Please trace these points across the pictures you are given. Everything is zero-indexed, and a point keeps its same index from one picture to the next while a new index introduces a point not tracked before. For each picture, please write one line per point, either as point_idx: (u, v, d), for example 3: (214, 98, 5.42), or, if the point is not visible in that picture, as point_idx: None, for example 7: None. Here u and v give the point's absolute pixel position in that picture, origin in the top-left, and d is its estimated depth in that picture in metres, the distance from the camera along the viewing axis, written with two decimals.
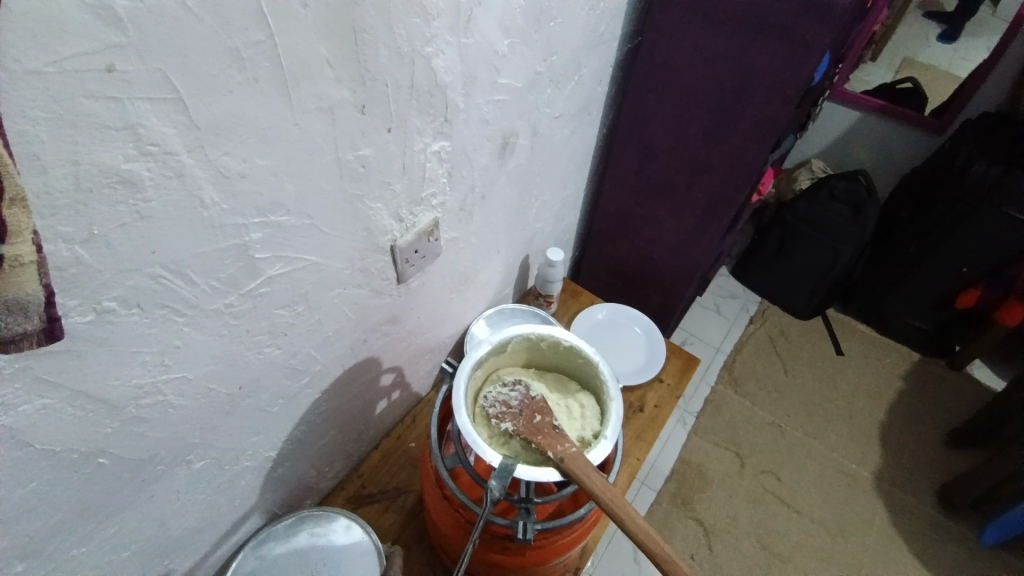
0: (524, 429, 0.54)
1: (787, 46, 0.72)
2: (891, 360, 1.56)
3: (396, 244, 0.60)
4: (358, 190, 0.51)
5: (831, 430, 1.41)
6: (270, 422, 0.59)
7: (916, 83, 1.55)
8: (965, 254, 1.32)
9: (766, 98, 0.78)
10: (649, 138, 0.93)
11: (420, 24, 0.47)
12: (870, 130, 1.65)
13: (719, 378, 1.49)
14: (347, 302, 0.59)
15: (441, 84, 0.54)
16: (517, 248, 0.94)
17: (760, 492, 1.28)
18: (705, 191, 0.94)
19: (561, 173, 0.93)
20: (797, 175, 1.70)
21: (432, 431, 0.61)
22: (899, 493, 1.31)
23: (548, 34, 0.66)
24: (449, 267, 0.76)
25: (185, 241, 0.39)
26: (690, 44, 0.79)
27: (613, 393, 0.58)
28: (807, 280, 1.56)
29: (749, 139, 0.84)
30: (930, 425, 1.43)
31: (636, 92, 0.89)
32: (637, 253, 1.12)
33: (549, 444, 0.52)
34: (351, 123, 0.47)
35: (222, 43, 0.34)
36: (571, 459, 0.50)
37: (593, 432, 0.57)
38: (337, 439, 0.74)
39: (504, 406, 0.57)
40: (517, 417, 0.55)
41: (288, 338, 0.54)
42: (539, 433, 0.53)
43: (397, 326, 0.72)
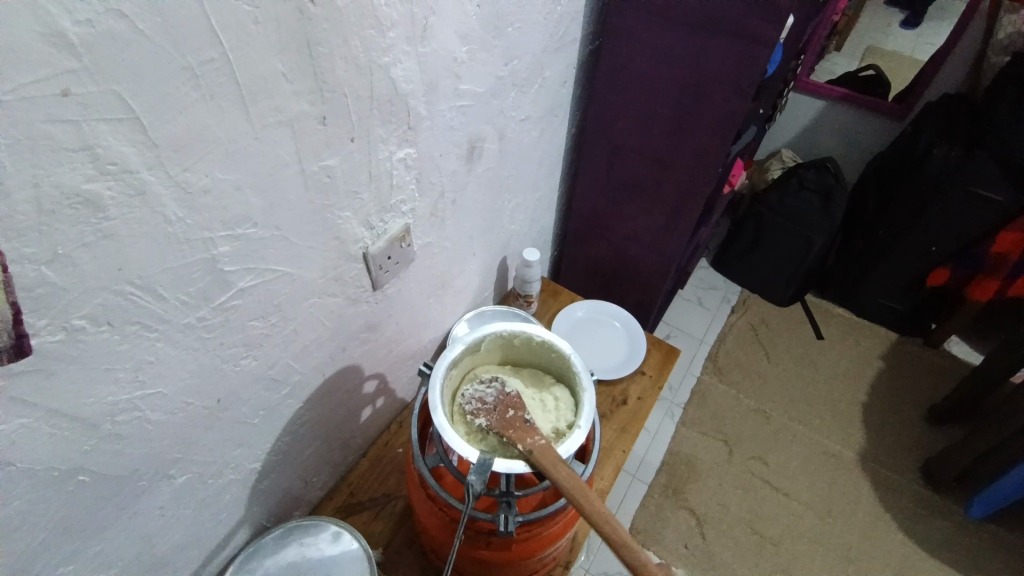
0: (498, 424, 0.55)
1: (739, 42, 0.75)
2: (870, 341, 1.59)
3: (369, 252, 0.62)
4: (326, 200, 0.53)
5: (816, 413, 1.43)
6: (252, 434, 0.60)
7: (878, 71, 1.61)
8: (932, 235, 1.36)
9: (722, 94, 0.81)
10: (615, 138, 0.96)
11: (376, 35, 0.48)
12: (836, 118, 1.69)
13: (704, 369, 1.51)
14: (323, 311, 0.60)
15: (402, 93, 0.55)
16: (493, 251, 0.95)
17: (750, 478, 1.30)
18: (673, 186, 0.97)
19: (532, 175, 0.94)
20: (769, 167, 1.74)
21: (413, 431, 0.62)
22: (885, 470, 1.34)
23: (507, 40, 0.68)
24: (425, 272, 0.77)
25: (152, 257, 0.40)
26: (648, 45, 0.82)
27: (585, 384, 0.60)
28: (784, 268, 1.59)
29: (710, 134, 0.86)
30: (911, 402, 1.47)
31: (600, 94, 0.92)
32: (613, 251, 1.14)
33: (520, 437, 0.53)
34: (314, 134, 0.48)
35: (177, 64, 0.35)
36: (540, 453, 0.51)
37: (568, 423, 0.59)
38: (323, 448, 0.74)
39: (480, 403, 0.58)
40: (491, 412, 0.56)
41: (265, 349, 0.55)
42: (511, 427, 0.54)
43: (376, 332, 0.73)
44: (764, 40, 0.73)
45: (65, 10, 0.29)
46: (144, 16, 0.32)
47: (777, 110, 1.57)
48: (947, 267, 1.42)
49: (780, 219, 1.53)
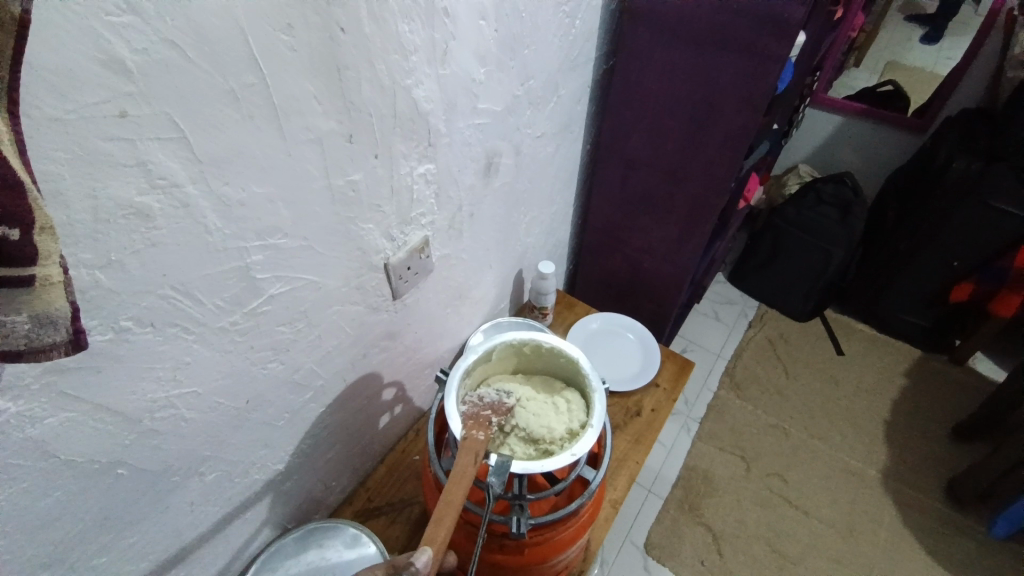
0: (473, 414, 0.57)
1: (748, 60, 0.77)
2: (893, 357, 1.56)
3: (389, 262, 0.64)
4: (350, 213, 0.56)
5: (837, 430, 1.41)
6: (277, 436, 0.62)
7: (897, 86, 1.61)
8: (954, 249, 1.35)
9: (733, 110, 0.83)
10: (629, 153, 0.98)
11: (399, 59, 0.52)
12: (854, 133, 1.69)
13: (720, 384, 1.50)
14: (346, 318, 0.63)
15: (423, 112, 0.58)
16: (509, 263, 0.98)
17: (768, 495, 1.28)
18: (687, 200, 0.98)
19: (547, 189, 0.97)
20: (785, 181, 1.74)
21: (427, 436, 0.63)
22: (908, 489, 1.30)
23: (522, 61, 0.71)
24: (443, 283, 0.80)
25: (193, 264, 0.43)
26: (659, 64, 0.84)
27: (594, 386, 0.62)
28: (802, 283, 1.58)
29: (722, 148, 0.88)
30: (936, 420, 1.43)
31: (613, 111, 0.94)
32: (628, 264, 1.15)
33: (472, 426, 0.55)
34: (340, 150, 0.51)
35: (221, 87, 0.39)
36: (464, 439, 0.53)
37: (581, 423, 0.61)
38: (343, 453, 0.77)
39: (478, 400, 0.61)
40: (478, 406, 0.59)
41: (291, 353, 0.58)
42: (476, 419, 0.57)
43: (395, 341, 0.75)
44: (773, 58, 0.74)
45: (126, 41, 0.33)
46: (194, 45, 0.36)
47: (794, 126, 1.57)
48: (970, 282, 1.39)
49: (797, 234, 1.53)
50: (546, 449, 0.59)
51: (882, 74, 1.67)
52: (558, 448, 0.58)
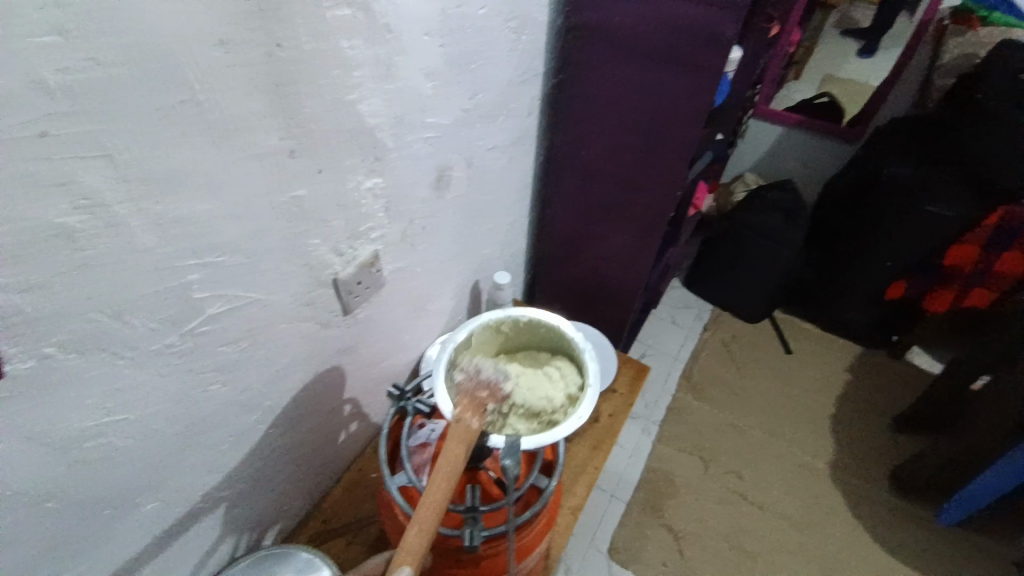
0: (469, 387, 0.52)
1: (689, 74, 0.81)
2: (838, 354, 1.64)
3: (339, 277, 0.63)
4: (297, 229, 0.55)
5: (789, 426, 1.47)
6: (224, 459, 0.61)
7: (832, 98, 1.70)
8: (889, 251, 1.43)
9: (678, 121, 0.86)
10: (581, 164, 1.00)
11: (342, 74, 0.51)
12: (794, 143, 1.79)
13: (679, 386, 1.54)
14: (296, 335, 0.62)
15: (369, 126, 0.58)
16: (465, 276, 0.98)
17: (726, 492, 1.32)
18: (638, 208, 1.01)
19: (503, 201, 0.98)
20: (734, 189, 1.82)
21: (380, 449, 0.62)
22: (855, 480, 1.37)
23: (471, 75, 0.72)
24: (398, 297, 0.79)
25: (128, 285, 0.42)
26: (606, 78, 0.87)
27: (585, 350, 0.64)
28: (753, 286, 1.65)
29: (669, 158, 0.91)
30: (878, 413, 1.51)
31: (566, 123, 0.96)
32: (585, 272, 1.17)
33: (468, 409, 0.49)
34: (284, 167, 0.50)
35: (151, 104, 0.38)
36: (455, 425, 0.49)
37: (578, 386, 0.62)
38: (297, 474, 0.75)
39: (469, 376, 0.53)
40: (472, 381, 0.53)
41: (237, 374, 0.57)
42: (472, 395, 0.51)
43: (350, 357, 0.74)
44: (712, 72, 0.79)
45: (45, 59, 0.32)
46: (121, 64, 0.35)
47: (738, 136, 1.65)
48: (904, 281, 1.47)
49: (745, 239, 1.60)
50: (548, 420, 0.59)
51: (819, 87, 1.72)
52: (561, 416, 0.59)
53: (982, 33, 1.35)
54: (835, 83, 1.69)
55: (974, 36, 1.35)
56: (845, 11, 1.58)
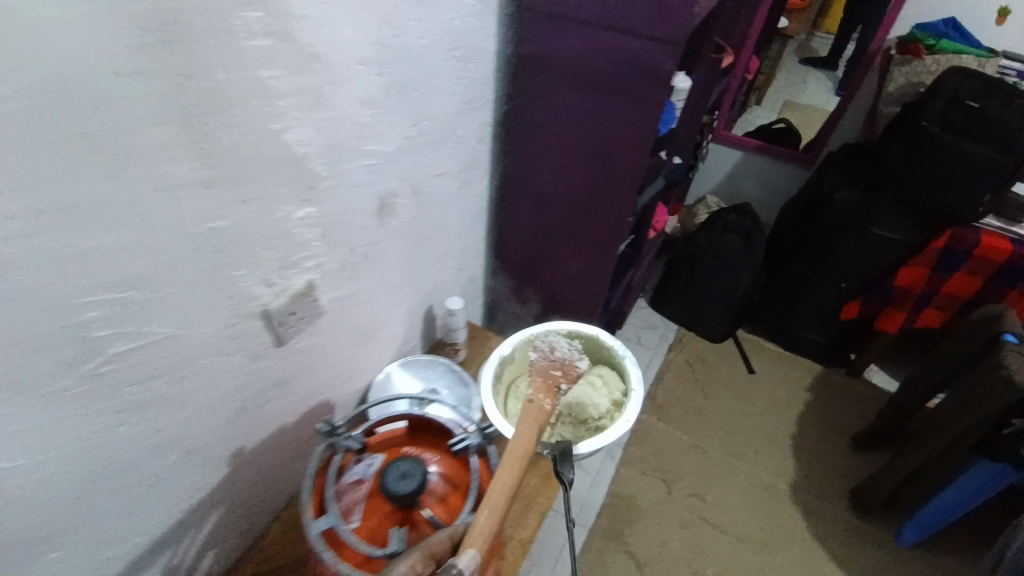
0: (542, 369, 0.93)
1: (633, 104, 0.82)
2: (798, 374, 1.66)
3: (268, 309, 0.61)
4: (217, 260, 0.53)
5: (751, 447, 1.47)
6: (139, 502, 0.57)
7: (788, 124, 1.74)
8: (842, 271, 1.47)
9: (625, 149, 0.87)
10: (534, 188, 1.00)
11: (263, 104, 0.50)
12: (753, 166, 1.83)
13: (643, 408, 1.54)
14: (220, 369, 0.59)
15: (298, 155, 0.56)
16: (417, 301, 0.97)
17: (689, 516, 1.31)
18: (591, 233, 1.01)
19: (456, 226, 0.98)
20: (696, 211, 1.86)
21: (302, 495, 0.61)
22: (816, 500, 1.37)
23: (413, 102, 0.72)
24: (341, 325, 0.77)
25: (14, 324, 0.40)
26: (554, 105, 0.87)
27: (628, 364, 1.06)
28: (714, 306, 1.66)
29: (619, 184, 0.92)
30: (838, 432, 1.53)
31: (516, 148, 0.97)
32: (543, 295, 1.17)
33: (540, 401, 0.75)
34: (199, 198, 0.49)
35: (37, 136, 0.36)
36: (532, 410, 0.72)
37: (620, 390, 1.06)
38: (229, 512, 0.71)
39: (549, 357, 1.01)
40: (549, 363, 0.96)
41: (151, 412, 0.54)
42: (546, 378, 0.87)
43: (287, 389, 0.72)
44: (654, 102, 0.80)
45: None
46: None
47: (699, 160, 1.68)
48: (857, 301, 1.50)
49: (706, 260, 1.63)
50: (593, 420, 1.04)
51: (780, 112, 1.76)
52: (606, 415, 1.04)
53: (928, 61, 1.36)
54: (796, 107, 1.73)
55: (919, 65, 1.36)
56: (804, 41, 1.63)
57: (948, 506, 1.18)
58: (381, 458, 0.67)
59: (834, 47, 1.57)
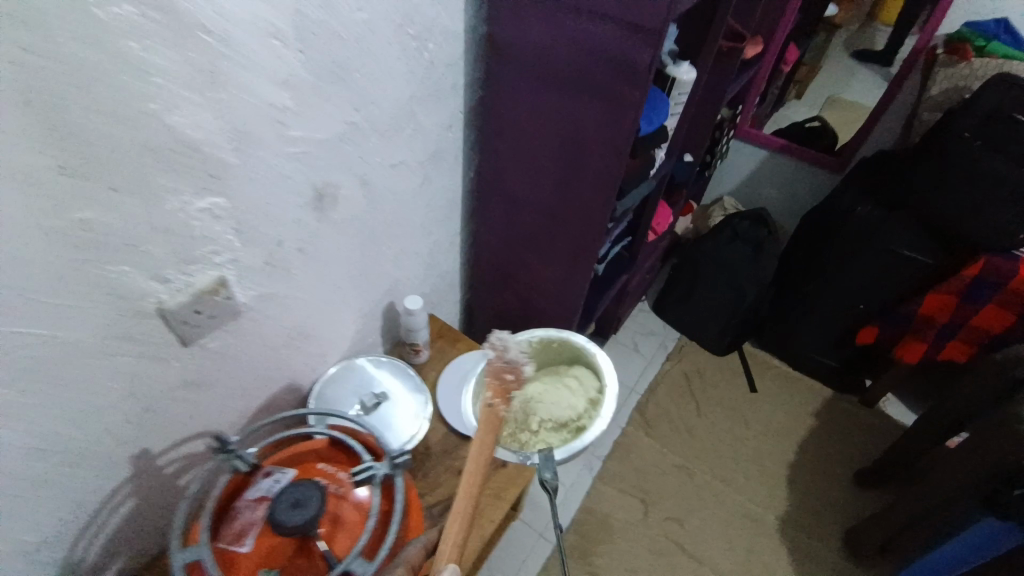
0: (495, 373, 0.67)
1: (608, 104, 0.72)
2: (804, 396, 1.54)
3: (164, 308, 0.56)
4: (90, 255, 0.47)
5: (741, 472, 1.37)
6: (15, 506, 0.53)
7: (823, 122, 1.59)
8: (860, 292, 1.34)
9: (599, 151, 0.78)
10: (507, 187, 0.92)
11: (133, 81, 0.44)
12: (777, 168, 1.68)
13: (630, 420, 1.45)
14: (108, 370, 0.55)
15: (189, 141, 0.50)
16: (372, 299, 0.90)
17: (663, 542, 1.24)
18: (565, 240, 0.93)
19: (419, 221, 0.90)
20: (711, 212, 1.73)
21: (177, 522, 0.54)
22: (806, 537, 1.27)
23: (355, 86, 0.64)
24: (271, 324, 0.71)
25: None
26: (525, 99, 0.79)
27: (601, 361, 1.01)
28: (717, 318, 1.55)
29: (593, 192, 0.83)
30: (841, 464, 1.41)
31: (487, 142, 0.89)
32: (518, 299, 1.09)
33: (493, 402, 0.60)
34: (56, 188, 0.43)
35: None
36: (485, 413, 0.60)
37: (595, 387, 1.02)
38: (138, 512, 0.68)
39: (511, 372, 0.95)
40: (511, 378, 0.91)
41: (21, 418, 0.49)
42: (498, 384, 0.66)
43: (202, 390, 0.67)
44: (630, 102, 0.70)
45: None
46: None
47: (715, 159, 1.55)
48: (875, 326, 1.37)
49: (712, 268, 1.51)
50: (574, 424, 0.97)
51: (820, 108, 1.58)
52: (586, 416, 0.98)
53: (976, 64, 1.21)
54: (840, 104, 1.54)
55: (965, 68, 1.23)
56: (854, 34, 1.43)
57: (951, 559, 1.04)
58: (293, 472, 0.61)
59: (889, 43, 1.39)
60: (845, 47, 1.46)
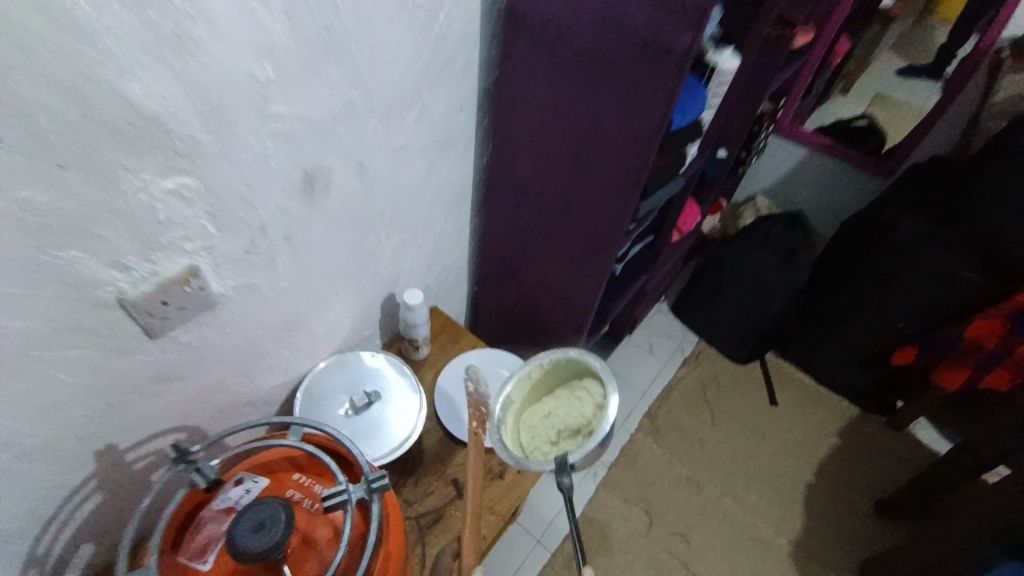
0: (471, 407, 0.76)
1: (632, 91, 0.64)
2: (828, 414, 1.45)
3: (125, 298, 0.50)
4: (36, 240, 0.42)
5: (754, 490, 1.29)
6: None
7: (871, 121, 1.44)
8: (899, 310, 1.24)
9: (622, 145, 0.70)
10: (518, 178, 0.85)
11: (79, 44, 0.38)
12: (817, 168, 1.56)
13: (639, 427, 1.38)
14: (64, 364, 0.50)
15: (148, 114, 0.44)
16: (369, 291, 0.84)
17: (666, 559, 1.17)
18: (577, 239, 0.85)
19: (423, 209, 0.84)
20: (742, 212, 1.62)
21: (123, 542, 0.49)
22: (820, 566, 1.20)
23: (349, 59, 0.57)
24: (253, 316, 0.66)
25: None
26: (541, 82, 0.71)
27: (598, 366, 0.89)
28: (739, 326, 1.46)
29: (611, 189, 0.75)
30: (863, 490, 1.32)
31: (500, 127, 0.81)
32: (526, 298, 1.02)
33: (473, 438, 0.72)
34: None
35: None
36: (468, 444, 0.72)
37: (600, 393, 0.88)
38: (103, 509, 0.64)
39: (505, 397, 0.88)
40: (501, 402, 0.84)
41: None
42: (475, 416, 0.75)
43: (175, 384, 0.62)
44: (659, 90, 0.62)
45: None
46: None
47: (751, 155, 1.44)
48: (913, 347, 1.27)
49: (738, 273, 1.41)
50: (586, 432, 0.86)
51: (869, 105, 1.44)
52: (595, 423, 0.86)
53: None
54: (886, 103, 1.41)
55: None
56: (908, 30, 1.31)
57: None
58: (264, 483, 0.56)
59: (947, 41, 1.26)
60: (894, 46, 1.34)
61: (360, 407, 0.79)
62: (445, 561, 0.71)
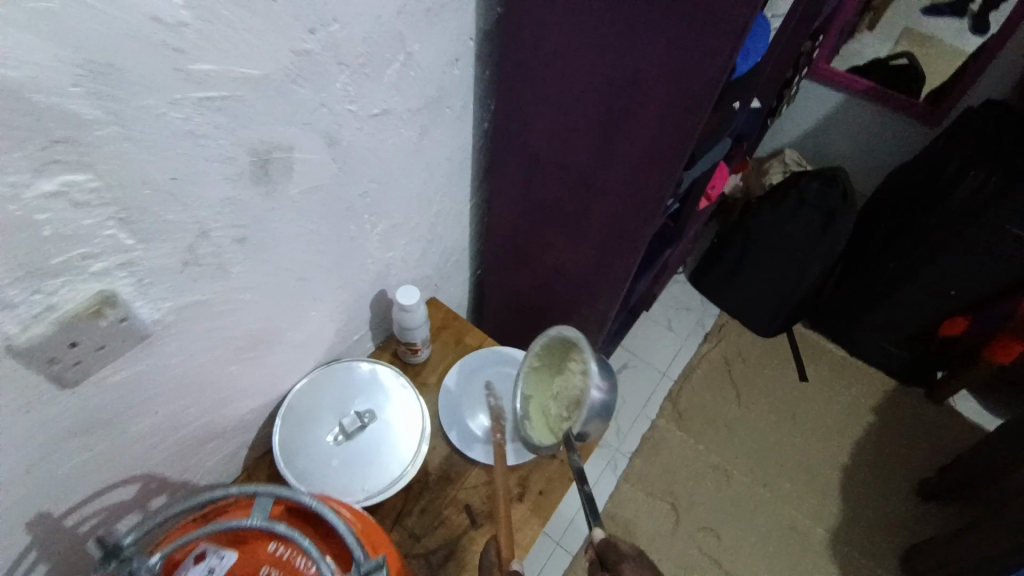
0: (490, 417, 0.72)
1: (687, 26, 0.49)
2: (863, 388, 1.34)
3: (16, 345, 0.37)
4: None
5: (787, 476, 1.21)
6: None
7: (913, 61, 1.29)
8: (952, 277, 1.11)
9: (666, 102, 0.55)
10: (530, 144, 0.69)
11: None
12: (854, 116, 1.39)
13: (661, 411, 1.28)
14: None
15: None
16: (356, 289, 0.70)
17: (695, 556, 1.10)
18: (604, 218, 0.71)
19: (416, 189, 0.69)
20: (768, 168, 1.46)
21: None
22: (859, 555, 1.13)
23: None
24: (211, 340, 0.52)
25: None
26: (562, 17, 0.55)
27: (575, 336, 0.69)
28: (769, 297, 1.33)
29: (649, 156, 0.60)
30: (903, 470, 1.23)
31: (507, 82, 0.66)
32: (539, 285, 0.88)
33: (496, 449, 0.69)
34: None
35: None
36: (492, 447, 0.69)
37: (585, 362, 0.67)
38: None
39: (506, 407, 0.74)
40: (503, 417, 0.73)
41: None
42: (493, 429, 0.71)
43: (116, 430, 0.49)
44: (726, 23, 0.47)
45: None
46: None
47: (783, 103, 1.26)
48: (966, 318, 1.16)
49: (769, 239, 1.27)
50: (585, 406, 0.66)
51: (897, 44, 1.31)
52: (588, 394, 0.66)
53: None
54: (914, 40, 1.29)
55: None
56: None
57: None
58: (234, 557, 0.44)
59: None
60: None
61: (353, 431, 0.67)
62: (491, 562, 0.61)
